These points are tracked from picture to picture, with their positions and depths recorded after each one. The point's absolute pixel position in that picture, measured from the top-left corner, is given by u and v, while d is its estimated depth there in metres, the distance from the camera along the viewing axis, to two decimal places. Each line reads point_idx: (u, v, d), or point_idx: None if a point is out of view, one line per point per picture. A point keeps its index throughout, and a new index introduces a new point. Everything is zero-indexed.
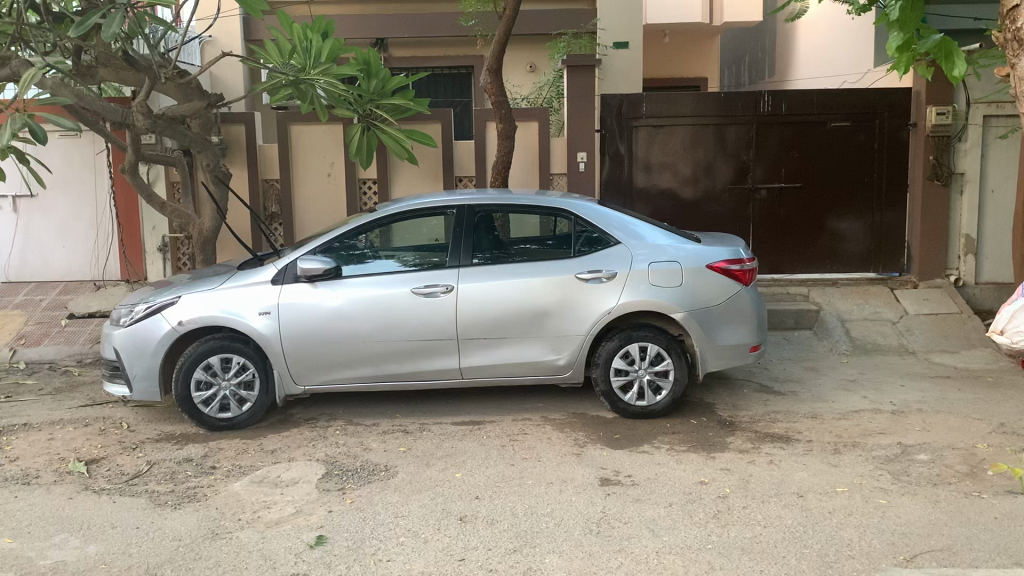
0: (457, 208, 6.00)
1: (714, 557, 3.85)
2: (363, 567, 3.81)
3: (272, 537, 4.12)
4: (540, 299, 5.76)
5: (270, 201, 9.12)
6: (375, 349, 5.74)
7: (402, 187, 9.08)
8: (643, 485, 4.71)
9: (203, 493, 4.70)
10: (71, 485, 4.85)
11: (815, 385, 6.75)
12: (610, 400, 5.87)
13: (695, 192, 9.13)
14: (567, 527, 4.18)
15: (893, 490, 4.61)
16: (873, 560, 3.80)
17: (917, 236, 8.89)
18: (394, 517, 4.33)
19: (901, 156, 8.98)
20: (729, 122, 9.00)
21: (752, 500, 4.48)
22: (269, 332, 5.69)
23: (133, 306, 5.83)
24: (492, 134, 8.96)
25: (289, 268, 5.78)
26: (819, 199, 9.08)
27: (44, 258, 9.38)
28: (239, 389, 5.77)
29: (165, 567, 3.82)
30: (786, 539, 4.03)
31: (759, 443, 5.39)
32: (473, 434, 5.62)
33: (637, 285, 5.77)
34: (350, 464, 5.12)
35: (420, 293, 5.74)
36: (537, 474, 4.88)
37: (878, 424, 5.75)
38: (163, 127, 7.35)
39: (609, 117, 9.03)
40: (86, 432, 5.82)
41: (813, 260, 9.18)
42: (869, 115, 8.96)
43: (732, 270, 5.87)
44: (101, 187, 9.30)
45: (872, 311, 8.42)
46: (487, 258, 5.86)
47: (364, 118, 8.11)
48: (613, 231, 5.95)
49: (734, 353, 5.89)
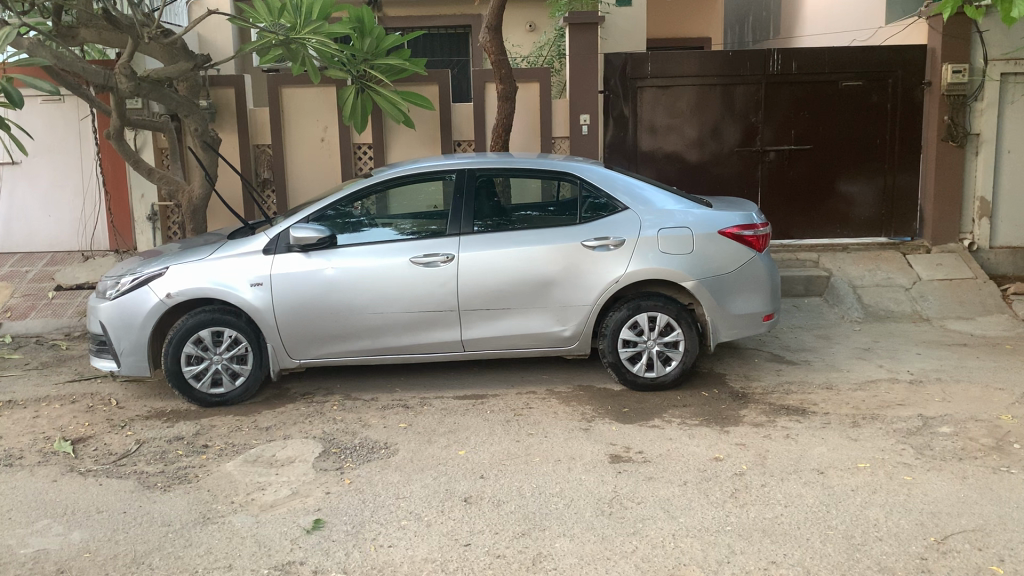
0: (457, 173, 5.73)
1: (733, 540, 3.64)
2: (364, 554, 3.59)
3: (266, 522, 3.91)
4: (544, 268, 5.51)
5: (262, 166, 8.79)
6: (372, 322, 5.50)
7: (399, 152, 8.78)
8: (655, 462, 4.49)
9: (194, 474, 4.48)
10: (56, 467, 4.63)
11: (829, 353, 6.54)
12: (617, 372, 5.63)
13: (701, 155, 8.85)
14: (577, 508, 3.97)
15: (918, 465, 4.40)
16: (902, 542, 3.59)
17: (930, 198, 8.63)
18: (395, 498, 4.12)
19: (914, 116, 8.70)
20: (736, 82, 8.68)
21: (771, 478, 4.27)
22: (260, 304, 5.44)
23: (120, 278, 5.58)
24: (491, 95, 8.66)
25: (282, 236, 5.53)
26: (829, 162, 8.80)
27: (30, 227, 9.11)
28: (231, 363, 5.53)
29: (153, 556, 3.61)
30: (809, 519, 3.82)
31: (774, 416, 5.17)
32: (476, 409, 5.40)
33: (646, 253, 5.52)
34: (348, 441, 4.90)
35: (418, 263, 5.48)
36: (544, 451, 4.66)
37: (897, 394, 5.54)
38: (148, 90, 7.03)
39: (612, 77, 8.73)
40: (73, 409, 5.59)
41: (822, 225, 8.93)
42: (881, 74, 8.67)
43: (745, 235, 5.61)
44: (87, 154, 8.99)
45: (885, 277, 8.18)
46: (488, 225, 5.60)
47: (359, 79, 7.82)
48: (620, 195, 5.68)
49: (747, 323, 5.66)
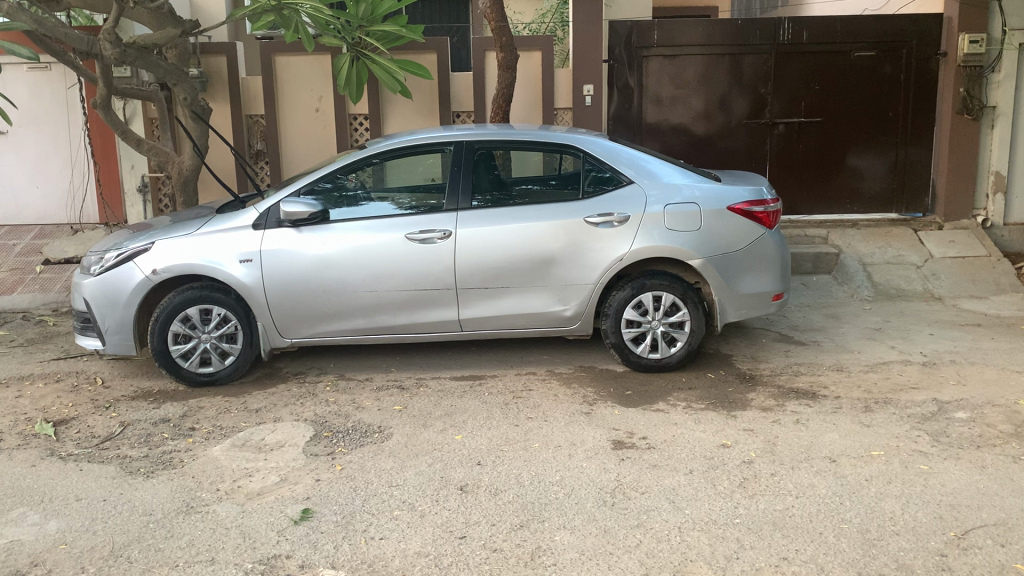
0: (455, 144, 5.49)
1: (743, 533, 3.46)
2: (354, 547, 3.42)
3: (252, 511, 3.73)
4: (545, 245, 5.29)
5: (255, 137, 8.58)
6: (366, 300, 5.30)
7: (396, 123, 8.53)
8: (660, 449, 4.30)
9: (178, 459, 4.30)
10: (35, 451, 4.44)
11: (838, 333, 6.33)
12: (620, 353, 5.43)
13: (708, 127, 8.60)
14: (578, 498, 3.79)
15: (935, 453, 4.20)
16: (920, 538, 3.41)
17: (943, 173, 8.40)
18: (387, 487, 3.93)
19: (929, 88, 8.43)
20: (745, 51, 8.41)
21: (781, 466, 4.08)
22: (250, 281, 5.24)
23: (104, 253, 5.36)
24: (492, 65, 8.39)
25: (272, 211, 5.31)
26: (840, 135, 8.54)
27: (18, 200, 8.89)
28: (220, 342, 5.33)
29: (132, 548, 3.43)
30: (821, 511, 3.64)
31: (784, 400, 4.98)
32: (473, 391, 5.22)
33: (652, 229, 5.30)
34: (341, 424, 4.71)
35: (415, 240, 5.27)
36: (544, 436, 4.48)
37: (910, 377, 5.34)
38: (134, 57, 6.71)
39: (617, 46, 8.45)
40: (57, 389, 5.40)
41: (831, 200, 8.69)
42: (896, 44, 8.37)
43: (755, 211, 5.38)
44: (75, 124, 8.75)
45: (895, 254, 7.97)
46: (487, 200, 5.38)
47: (354, 47, 7.57)
48: (623, 168, 5.44)
49: (756, 302, 5.45)
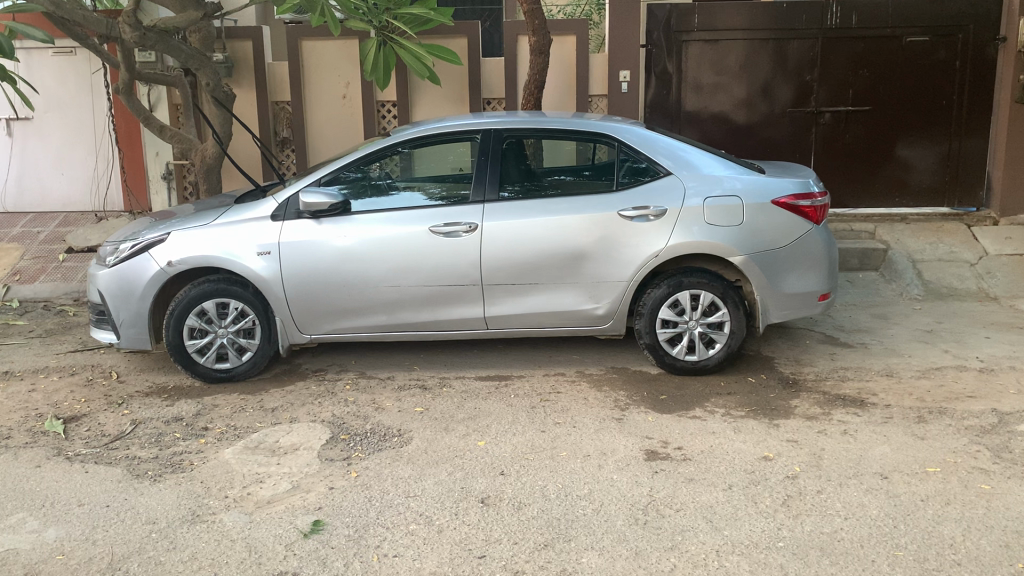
0: (484, 132, 5.22)
1: (787, 559, 3.17)
2: (365, 565, 3.18)
3: (260, 522, 3.51)
4: (577, 239, 5.01)
5: (281, 125, 8.39)
6: (387, 295, 5.07)
7: (425, 110, 8.29)
8: (697, 461, 4.02)
9: (188, 462, 4.10)
10: (42, 450, 4.27)
11: (886, 335, 5.98)
12: (655, 354, 5.14)
13: (750, 116, 8.25)
14: (608, 514, 3.52)
15: (996, 471, 3.87)
16: (985, 569, 3.09)
17: (1000, 164, 7.97)
18: (404, 498, 3.69)
19: (986, 74, 7.97)
20: (790, 36, 8.04)
21: (828, 483, 3.77)
22: (268, 275, 5.02)
23: (119, 244, 5.17)
24: (524, 49, 8.10)
25: (292, 202, 5.09)
26: (889, 125, 8.13)
27: (41, 186, 8.79)
28: (237, 338, 5.14)
29: (132, 561, 3.23)
30: (873, 536, 3.33)
31: (830, 408, 4.66)
32: (499, 392, 4.97)
33: (690, 224, 4.99)
34: (359, 426, 4.49)
35: (439, 233, 5.02)
36: (571, 445, 4.21)
37: (966, 384, 4.98)
38: (154, 41, 6.49)
39: (655, 30, 8.11)
40: (72, 383, 5.25)
41: (879, 193, 8.29)
42: (951, 29, 7.94)
43: (801, 205, 5.05)
44: (100, 109, 8.63)
45: (947, 251, 7.58)
46: (517, 191, 5.11)
47: (380, 32, 7.32)
48: (660, 158, 5.13)
49: (801, 302, 5.12)
